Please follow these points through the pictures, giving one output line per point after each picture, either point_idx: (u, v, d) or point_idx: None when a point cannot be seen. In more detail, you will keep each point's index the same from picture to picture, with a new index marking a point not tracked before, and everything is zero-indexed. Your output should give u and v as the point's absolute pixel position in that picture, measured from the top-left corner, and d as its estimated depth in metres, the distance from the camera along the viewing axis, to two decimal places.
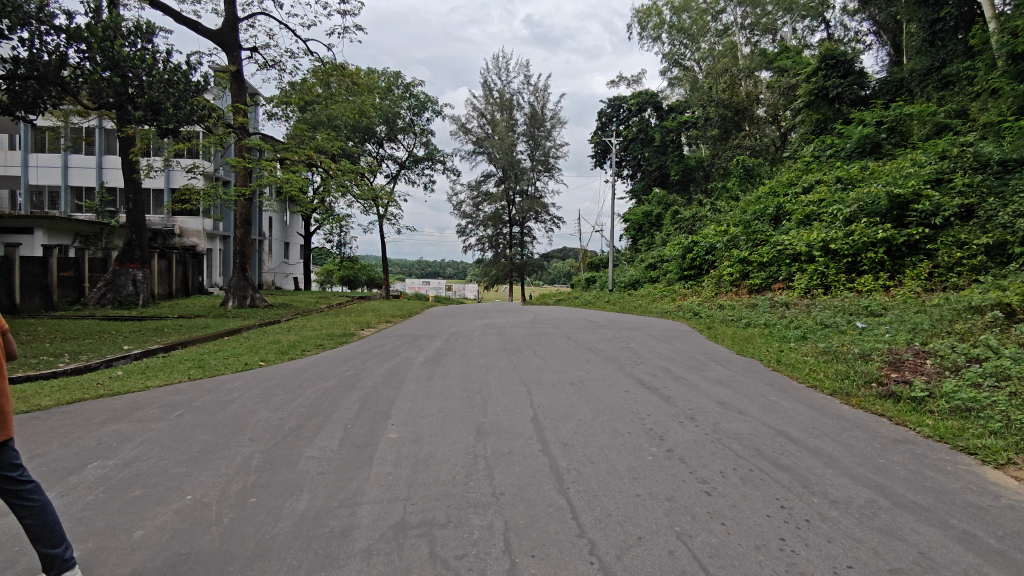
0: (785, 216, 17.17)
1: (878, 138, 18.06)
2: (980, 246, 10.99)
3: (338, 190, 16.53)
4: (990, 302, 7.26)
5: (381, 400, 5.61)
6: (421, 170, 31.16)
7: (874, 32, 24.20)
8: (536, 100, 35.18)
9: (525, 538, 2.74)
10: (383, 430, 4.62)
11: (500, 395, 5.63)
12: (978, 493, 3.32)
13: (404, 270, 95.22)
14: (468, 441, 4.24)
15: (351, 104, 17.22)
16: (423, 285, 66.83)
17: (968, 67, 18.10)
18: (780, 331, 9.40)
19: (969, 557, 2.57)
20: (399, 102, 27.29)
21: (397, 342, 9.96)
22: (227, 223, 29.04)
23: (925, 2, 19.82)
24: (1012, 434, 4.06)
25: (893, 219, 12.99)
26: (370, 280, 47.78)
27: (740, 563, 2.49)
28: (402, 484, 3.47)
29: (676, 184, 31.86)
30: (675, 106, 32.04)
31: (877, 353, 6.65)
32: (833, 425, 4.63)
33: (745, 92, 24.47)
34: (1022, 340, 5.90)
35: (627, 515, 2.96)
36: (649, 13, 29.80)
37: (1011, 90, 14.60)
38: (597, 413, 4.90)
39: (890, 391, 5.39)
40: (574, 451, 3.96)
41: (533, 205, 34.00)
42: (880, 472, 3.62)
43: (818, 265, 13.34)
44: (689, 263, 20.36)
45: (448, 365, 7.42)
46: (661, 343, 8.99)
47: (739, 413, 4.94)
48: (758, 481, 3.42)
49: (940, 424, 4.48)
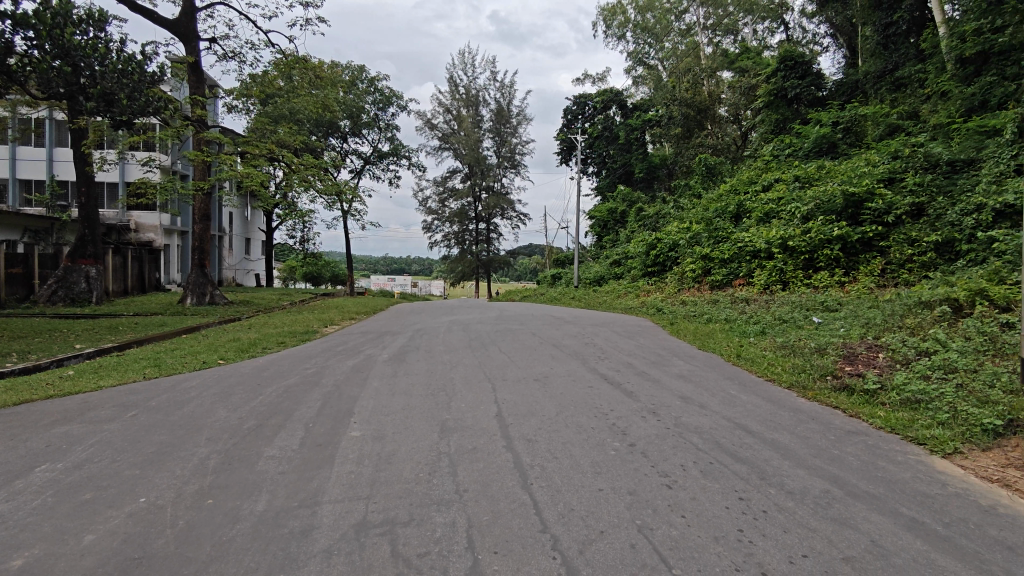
0: (745, 214, 17.51)
1: (834, 139, 18.53)
2: (930, 244, 11.41)
3: (300, 185, 16.26)
4: (938, 298, 7.53)
5: (343, 398, 5.54)
6: (386, 165, 30.75)
7: (831, 35, 24.80)
8: (502, 96, 35.09)
9: (487, 534, 2.74)
10: (346, 428, 4.55)
11: (464, 392, 5.60)
12: (927, 482, 3.43)
13: (369, 266, 94.29)
14: (431, 439, 4.21)
15: (314, 98, 16.95)
16: (389, 283, 66.12)
17: (919, 70, 18.70)
18: (740, 326, 9.57)
19: (918, 544, 2.66)
20: (363, 96, 26.89)
21: (362, 339, 9.81)
22: (185, 218, 28.25)
23: (879, 7, 20.42)
24: (957, 425, 4.22)
25: (848, 217, 13.36)
26: (334, 277, 47.19)
27: (699, 555, 2.52)
28: (364, 483, 3.41)
29: (640, 182, 32.19)
30: (639, 104, 32.36)
31: (832, 347, 6.84)
32: (789, 418, 4.74)
33: (707, 91, 24.89)
34: (969, 334, 6.13)
35: (589, 509, 2.99)
36: (614, 11, 30.05)
37: (959, 93, 15.10)
38: (560, 408, 4.93)
39: (844, 384, 5.55)
40: (538, 447, 3.96)
41: (499, 202, 34.01)
42: (834, 463, 3.72)
43: (777, 261, 13.71)
44: (653, 259, 20.68)
45: (412, 362, 7.37)
46: (624, 339, 9.09)
47: (700, 407, 5.04)
48: (718, 473, 3.49)
49: (891, 415, 4.63)
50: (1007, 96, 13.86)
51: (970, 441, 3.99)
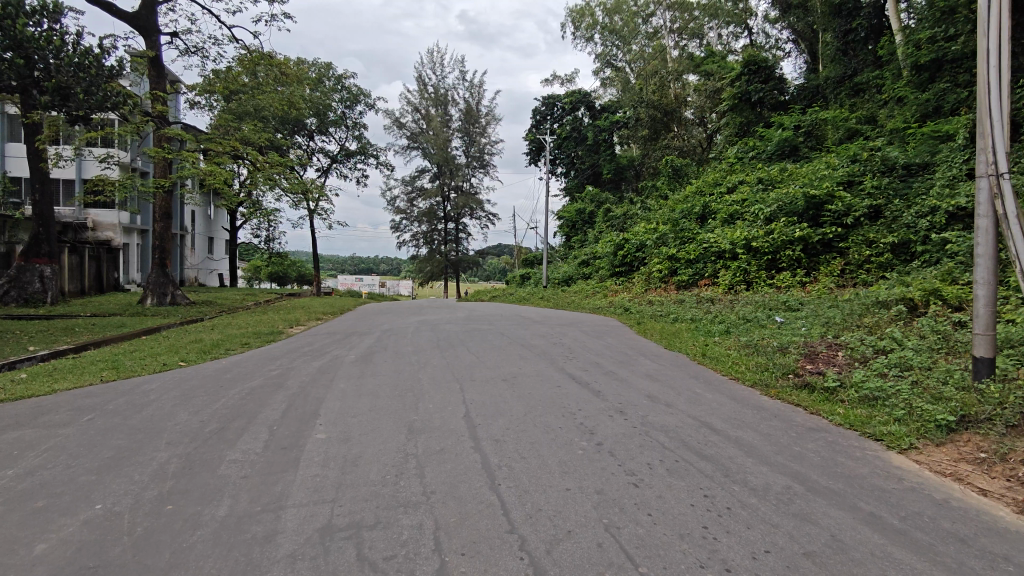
0: (710, 215, 17.78)
1: (796, 142, 18.95)
2: (887, 245, 11.76)
3: (265, 183, 16.01)
4: (895, 298, 7.76)
5: (309, 400, 5.46)
6: (354, 164, 30.38)
7: (793, 41, 25.36)
8: (471, 96, 35.03)
9: (454, 536, 2.72)
10: (311, 430, 4.49)
11: (432, 393, 5.56)
12: (884, 477, 3.53)
13: (336, 266, 93.19)
14: (399, 440, 4.17)
15: (279, 95, 16.68)
16: (356, 282, 65.45)
17: (877, 76, 19.24)
18: (705, 326, 9.71)
19: (876, 538, 2.73)
20: (330, 94, 26.55)
21: (328, 340, 9.69)
22: (145, 216, 27.52)
23: (838, 13, 20.99)
24: (912, 421, 4.36)
25: (809, 218, 13.68)
26: (300, 277, 46.50)
27: (665, 553, 2.55)
28: (330, 486, 3.37)
29: (608, 183, 32.45)
30: (607, 105, 32.63)
31: (794, 345, 7.00)
32: (753, 416, 4.83)
33: (673, 94, 25.21)
34: (923, 332, 6.34)
35: (557, 509, 2.99)
36: (582, 13, 30.29)
37: (914, 100, 15.58)
38: (529, 408, 4.94)
39: (805, 381, 5.67)
40: (506, 447, 3.96)
41: (468, 201, 33.95)
42: (795, 459, 3.81)
43: (741, 262, 13.98)
44: (621, 260, 20.90)
45: (379, 363, 7.30)
46: (592, 339, 9.14)
47: (666, 406, 5.10)
48: (683, 471, 3.53)
49: (849, 412, 4.75)
50: (960, 103, 14.36)
51: (925, 437, 4.12)
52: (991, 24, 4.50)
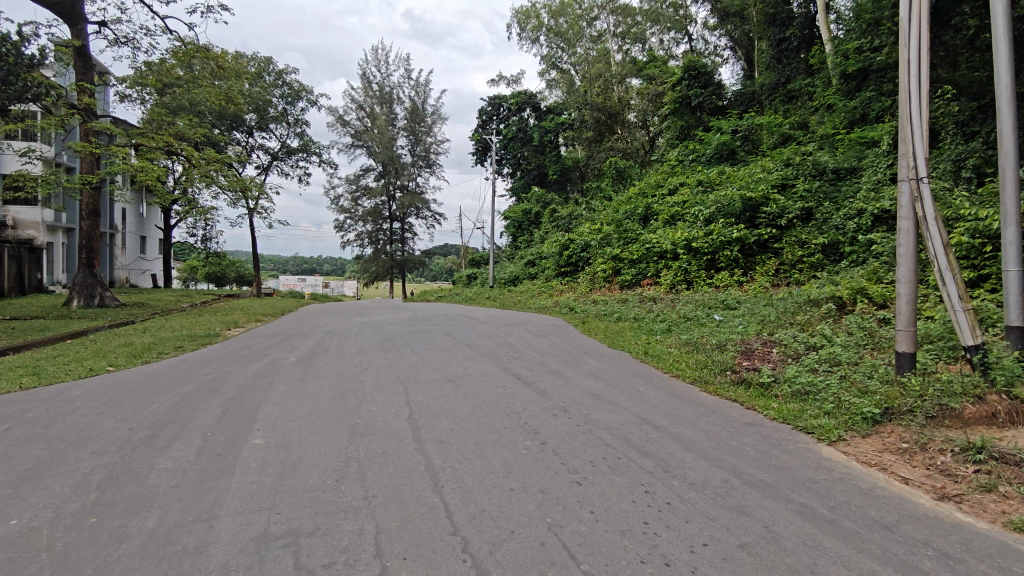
0: (652, 216, 18.16)
1: (734, 146, 19.50)
2: (817, 245, 12.26)
3: (201, 180, 15.44)
4: (825, 296, 8.11)
5: (247, 404, 5.28)
6: (295, 162, 29.60)
7: (730, 47, 26.22)
8: (417, 95, 34.76)
9: (396, 540, 2.67)
10: (248, 436, 4.34)
11: (375, 395, 5.47)
12: (814, 469, 3.68)
13: (277, 266, 90.75)
14: (340, 444, 4.08)
15: (216, 89, 16.07)
16: (298, 283, 63.86)
17: (808, 84, 20.03)
18: (647, 325, 9.87)
19: (807, 528, 2.83)
20: (270, 90, 25.81)
21: (267, 342, 9.40)
22: (71, 214, 26.09)
23: (772, 22, 21.90)
24: (840, 414, 4.55)
25: (745, 220, 14.12)
26: (239, 277, 44.98)
27: (607, 550, 2.57)
28: (267, 493, 3.26)
29: (554, 183, 32.71)
30: (552, 107, 32.92)
31: (731, 343, 7.19)
32: (693, 412, 4.95)
33: (617, 97, 25.65)
34: (851, 329, 6.64)
35: (500, 510, 2.98)
36: (528, 14, 30.55)
37: (843, 106, 16.35)
38: (473, 409, 4.91)
39: (742, 378, 5.85)
40: (450, 448, 3.93)
41: (414, 201, 33.59)
42: (732, 453, 3.91)
43: (682, 262, 14.34)
44: (566, 260, 21.10)
45: (320, 365, 7.14)
46: (537, 338, 9.16)
47: (609, 404, 5.15)
48: (626, 468, 3.58)
49: (783, 407, 4.92)
50: (884, 110, 15.15)
51: (852, 429, 4.31)
52: (912, 33, 4.74)
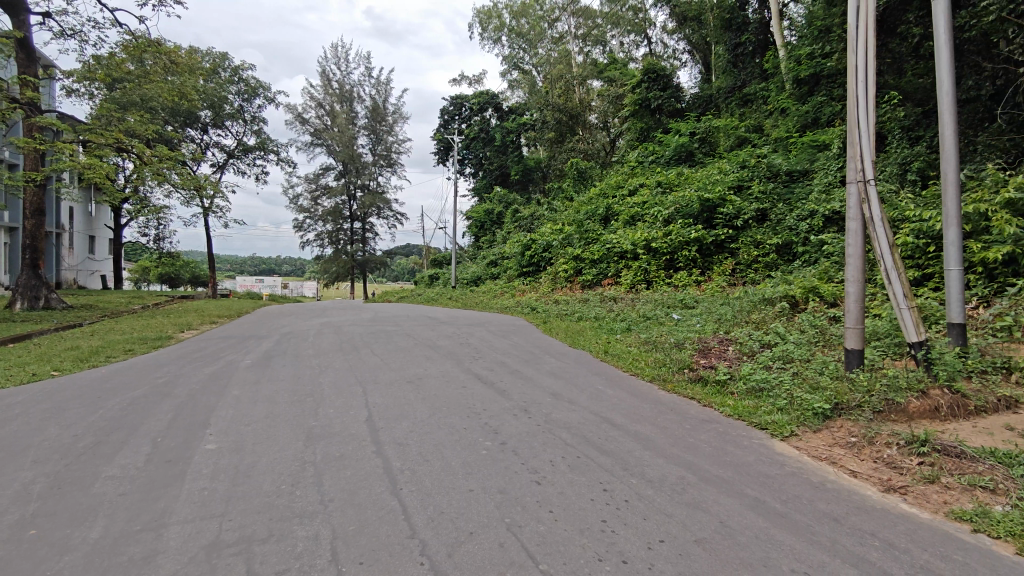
0: (612, 216, 18.35)
1: (692, 148, 19.83)
2: (772, 246, 12.56)
3: (153, 178, 14.93)
4: (779, 294, 8.32)
5: (200, 408, 5.13)
6: (252, 160, 28.93)
7: (688, 51, 26.65)
8: (377, 93, 34.44)
9: (352, 545, 2.62)
10: (199, 441, 4.21)
11: (333, 398, 5.37)
12: (768, 463, 3.76)
13: (234, 266, 88.66)
14: (296, 448, 4.00)
15: (169, 85, 15.58)
16: (256, 283, 62.55)
17: (763, 88, 20.52)
18: (608, 324, 9.96)
19: (760, 522, 2.89)
20: (225, 86, 25.19)
21: (222, 345, 9.15)
22: (14, 213, 24.96)
23: (728, 28, 22.38)
24: (793, 410, 4.66)
25: (703, 220, 14.37)
26: (194, 278, 43.75)
27: (565, 549, 2.58)
28: (218, 500, 3.17)
29: (516, 183, 32.76)
30: (514, 108, 32.97)
31: (689, 341, 7.33)
32: (651, 409, 5.00)
33: (578, 98, 25.81)
34: (804, 327, 6.83)
35: (459, 511, 2.97)
36: (490, 15, 30.57)
37: (796, 110, 16.80)
38: (433, 410, 4.87)
39: (699, 375, 5.95)
40: (409, 450, 3.89)
41: (375, 200, 33.21)
42: (689, 450, 3.97)
43: (642, 261, 14.53)
44: (528, 260, 21.12)
45: (277, 367, 7.00)
46: (499, 339, 9.13)
47: (568, 403, 5.17)
48: (585, 467, 3.60)
49: (739, 404, 5.02)
50: (834, 115, 15.61)
51: (803, 424, 4.43)
52: (859, 41, 4.90)
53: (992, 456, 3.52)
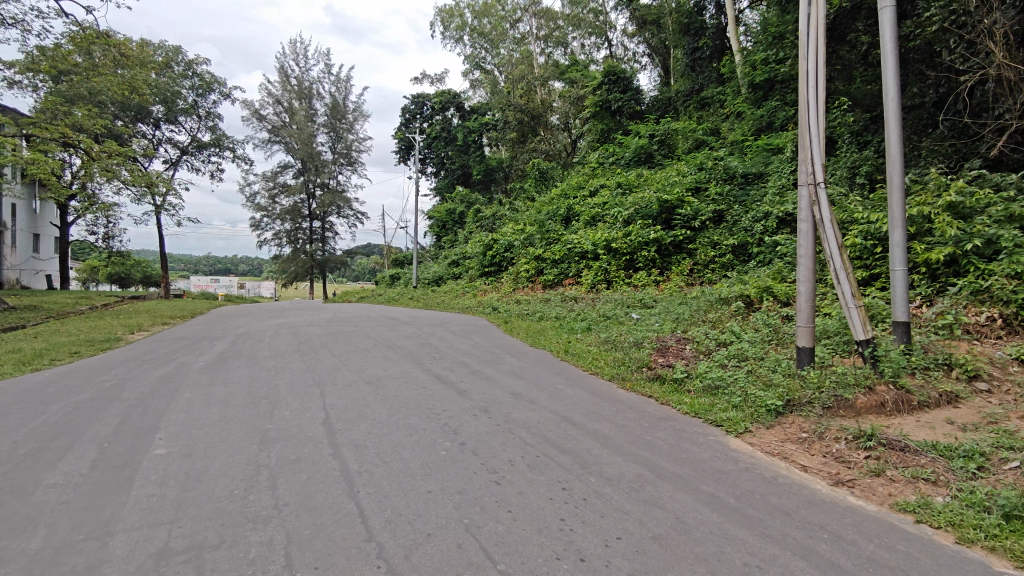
0: (573, 217, 18.49)
1: (651, 150, 20.11)
2: (728, 247, 12.82)
3: (102, 174, 14.41)
4: (734, 294, 8.50)
5: (149, 412, 4.97)
6: (207, 156, 28.18)
7: (648, 54, 27.01)
8: (337, 91, 34.00)
9: (307, 550, 2.58)
10: (148, 446, 4.08)
11: (289, 399, 5.28)
12: (723, 459, 3.84)
13: (188, 266, 86.29)
14: (250, 451, 3.91)
15: (119, 78, 15.07)
16: (212, 284, 61.03)
17: (720, 92, 20.93)
18: (569, 324, 10.01)
19: (714, 517, 2.95)
20: (178, 80, 24.49)
21: (174, 347, 8.90)
22: None
23: (687, 32, 22.81)
24: (746, 407, 4.77)
25: (662, 221, 14.58)
26: (145, 278, 42.37)
27: (523, 548, 2.58)
28: (168, 506, 3.07)
29: (478, 183, 32.70)
30: (475, 107, 32.92)
31: (647, 340, 7.43)
32: (610, 408, 5.05)
33: (540, 99, 25.93)
34: (759, 326, 6.99)
35: (417, 513, 2.94)
36: (451, 14, 30.50)
37: (751, 114, 17.20)
38: (392, 411, 4.82)
39: (657, 374, 6.04)
40: (367, 452, 3.84)
41: (334, 199, 32.71)
42: (646, 448, 4.02)
43: (602, 262, 14.67)
44: (489, 260, 21.09)
45: (231, 369, 6.83)
46: (460, 338, 9.10)
47: (529, 403, 5.19)
48: (543, 466, 3.61)
49: (695, 401, 5.10)
50: (788, 119, 16.01)
51: (757, 420, 4.53)
52: (810, 46, 5.03)
53: (933, 449, 3.66)
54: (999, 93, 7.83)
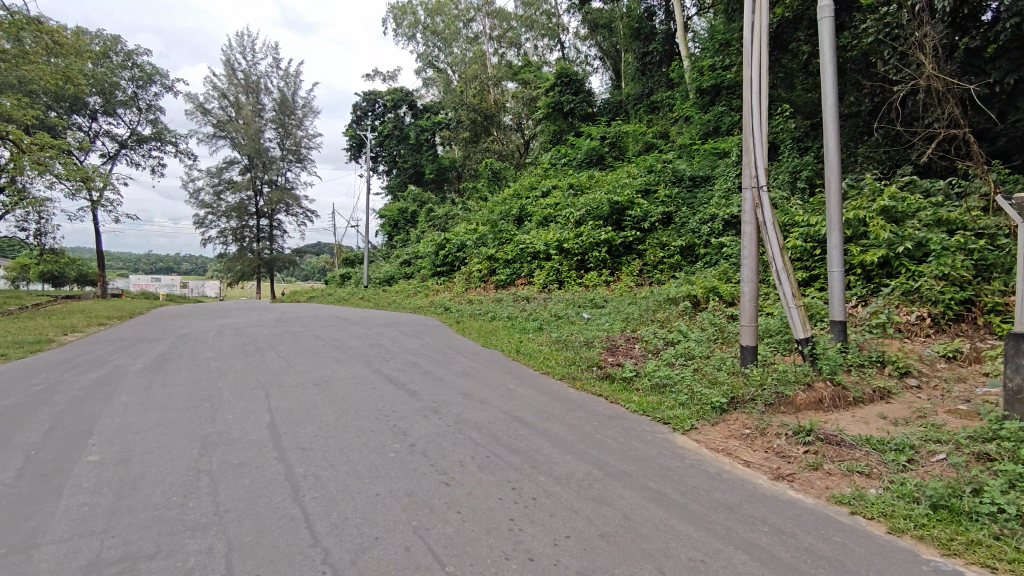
0: (526, 217, 18.57)
1: (602, 152, 20.39)
2: (676, 248, 13.07)
3: (33, 168, 13.72)
4: (682, 294, 8.68)
5: (80, 417, 4.74)
6: (147, 151, 27.09)
7: (599, 58, 27.35)
8: (286, 86, 33.26)
9: (249, 557, 2.50)
10: (79, 452, 3.89)
11: (232, 402, 5.13)
12: (670, 457, 3.91)
13: (127, 265, 82.81)
14: (190, 456, 3.77)
15: (51, 68, 14.39)
16: (153, 284, 58.70)
17: (669, 96, 21.34)
18: (521, 323, 10.05)
19: (661, 514, 3.00)
20: (116, 71, 23.49)
21: (110, 348, 8.53)
22: None
23: (637, 37, 23.30)
24: (693, 405, 4.87)
25: (613, 223, 14.77)
26: (81, 277, 40.49)
27: (472, 550, 2.56)
28: (100, 516, 2.93)
29: (430, 182, 32.44)
30: (428, 106, 32.69)
31: (597, 340, 7.50)
32: (560, 407, 5.08)
33: (493, 99, 25.98)
34: (705, 325, 7.16)
35: (364, 516, 2.88)
36: (404, 11, 30.26)
37: (699, 119, 17.61)
38: (340, 413, 4.74)
39: (607, 373, 6.12)
40: (314, 455, 3.76)
41: (283, 197, 31.93)
42: (596, 446, 4.07)
43: (554, 262, 14.79)
44: (441, 260, 20.93)
45: (171, 371, 6.58)
46: (410, 338, 9.02)
47: (479, 403, 5.17)
48: (493, 466, 3.60)
49: (643, 400, 5.18)
50: (733, 125, 16.47)
51: (702, 418, 4.64)
52: (754, 52, 5.17)
53: (868, 443, 3.82)
54: (930, 102, 8.23)
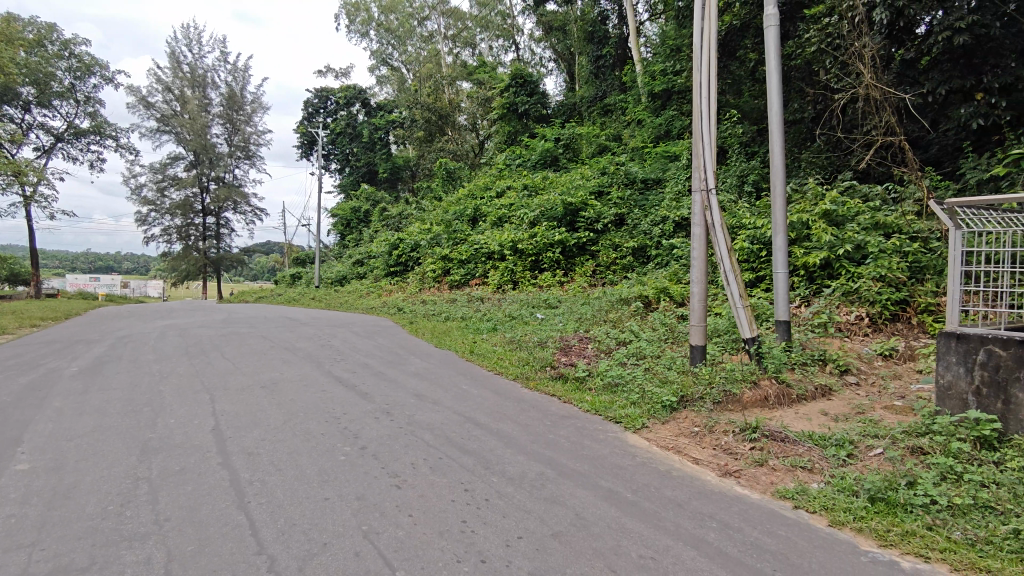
0: (480, 217, 18.54)
1: (556, 154, 20.55)
2: (628, 249, 13.24)
3: None
4: (634, 295, 8.82)
5: (8, 423, 4.49)
6: (85, 145, 25.96)
7: (553, 59, 27.16)
8: (234, 80, 32.33)
9: (190, 567, 2.41)
10: (7, 461, 3.68)
11: (175, 405, 4.95)
12: (622, 455, 3.96)
13: (63, 263, 79.20)
14: (128, 463, 3.62)
15: None
16: (92, 284, 56.15)
17: (621, 99, 21.57)
18: (475, 324, 10.00)
19: (613, 512, 3.03)
20: (52, 60, 22.44)
21: (44, 351, 8.14)
22: None
23: (591, 40, 23.68)
24: (644, 404, 4.94)
25: (567, 223, 14.87)
26: (12, 276, 38.51)
27: (423, 553, 2.54)
28: (29, 527, 2.78)
29: (384, 182, 32.04)
30: (381, 104, 32.27)
31: (551, 340, 7.54)
32: (513, 408, 5.08)
33: (447, 98, 26.32)
34: (656, 325, 7.29)
35: (313, 522, 2.82)
36: (357, 7, 29.66)
37: (651, 122, 17.91)
38: (288, 416, 4.62)
39: (560, 373, 6.15)
40: (261, 459, 3.66)
41: (230, 194, 31.06)
42: (549, 446, 4.08)
43: (508, 263, 14.84)
44: (395, 260, 20.68)
45: (110, 374, 6.31)
46: (363, 339, 8.89)
47: (432, 404, 5.13)
48: (445, 468, 3.58)
49: (596, 399, 5.22)
50: (683, 129, 16.80)
51: (653, 417, 4.71)
52: (704, 57, 5.27)
53: (810, 439, 3.95)
54: (868, 110, 8.59)
